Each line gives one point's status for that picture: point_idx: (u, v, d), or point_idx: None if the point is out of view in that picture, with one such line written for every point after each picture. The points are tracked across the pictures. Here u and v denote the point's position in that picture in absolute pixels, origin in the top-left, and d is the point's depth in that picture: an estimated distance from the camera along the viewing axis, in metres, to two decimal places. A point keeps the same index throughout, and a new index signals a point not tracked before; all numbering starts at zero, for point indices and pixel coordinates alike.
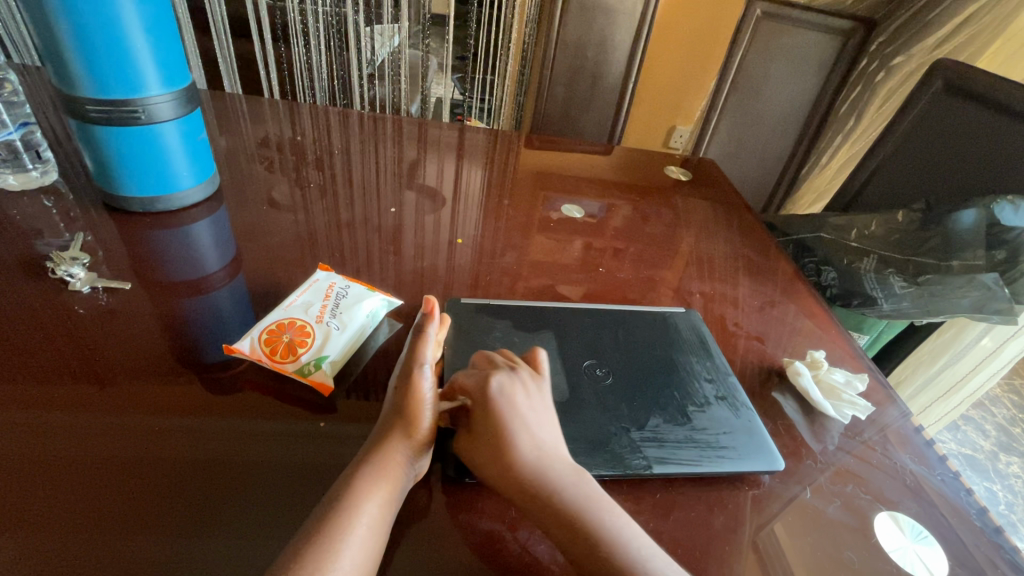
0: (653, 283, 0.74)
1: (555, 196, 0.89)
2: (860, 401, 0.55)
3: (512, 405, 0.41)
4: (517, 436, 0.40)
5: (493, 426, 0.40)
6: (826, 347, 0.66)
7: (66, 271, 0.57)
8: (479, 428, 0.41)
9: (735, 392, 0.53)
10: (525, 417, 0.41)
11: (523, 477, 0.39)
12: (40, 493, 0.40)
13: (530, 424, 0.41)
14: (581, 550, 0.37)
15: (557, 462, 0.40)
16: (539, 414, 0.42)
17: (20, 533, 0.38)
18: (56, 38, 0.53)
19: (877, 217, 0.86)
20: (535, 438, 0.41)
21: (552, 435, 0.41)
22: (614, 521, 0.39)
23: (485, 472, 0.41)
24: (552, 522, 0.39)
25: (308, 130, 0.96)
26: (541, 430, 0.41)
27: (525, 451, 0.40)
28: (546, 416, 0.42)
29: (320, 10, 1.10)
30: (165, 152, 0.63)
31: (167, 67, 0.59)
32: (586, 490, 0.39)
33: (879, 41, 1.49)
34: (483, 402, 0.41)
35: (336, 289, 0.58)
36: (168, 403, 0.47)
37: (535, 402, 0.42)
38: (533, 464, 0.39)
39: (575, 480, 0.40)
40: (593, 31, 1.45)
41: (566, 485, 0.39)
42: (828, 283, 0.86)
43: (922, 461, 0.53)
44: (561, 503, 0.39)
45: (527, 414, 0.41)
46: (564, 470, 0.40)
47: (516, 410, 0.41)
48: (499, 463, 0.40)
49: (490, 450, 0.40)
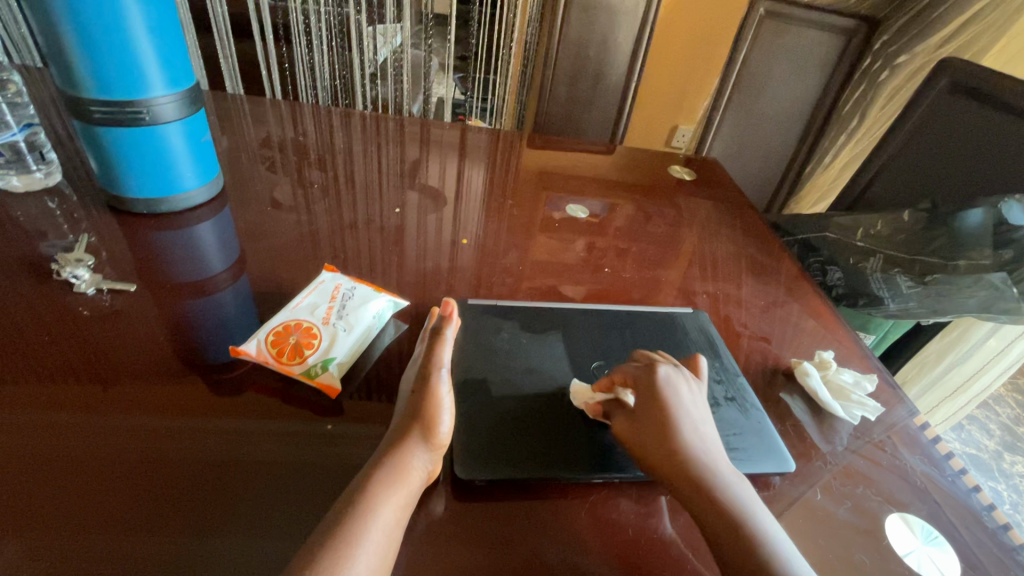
0: (658, 283, 0.73)
1: (559, 196, 0.89)
2: (869, 402, 0.54)
3: (677, 395, 0.45)
4: (682, 421, 0.44)
5: (662, 411, 0.44)
6: (832, 347, 0.66)
7: (71, 273, 0.57)
8: (644, 412, 0.45)
9: (744, 393, 0.53)
10: (688, 407, 0.45)
11: (685, 460, 0.42)
12: (47, 496, 0.40)
13: (693, 415, 0.45)
14: (732, 536, 0.39)
15: (717, 453, 0.43)
16: (700, 409, 0.46)
17: (26, 536, 0.37)
18: (60, 39, 0.53)
19: (883, 217, 0.86)
20: (696, 427, 0.44)
21: (710, 429, 0.45)
22: (759, 515, 0.40)
23: (647, 453, 0.43)
24: (703, 506, 0.40)
25: (310, 130, 0.96)
26: (702, 422, 0.44)
27: (689, 437, 0.43)
28: (705, 412, 0.46)
29: (323, 10, 1.10)
30: (169, 152, 0.62)
31: (172, 68, 0.59)
32: (739, 483, 0.41)
33: (883, 40, 1.48)
34: (653, 388, 0.45)
35: (342, 290, 0.58)
36: (176, 404, 0.47)
37: (695, 398, 0.46)
38: (697, 450, 0.42)
39: (734, 473, 0.42)
40: (595, 31, 1.45)
41: (725, 474, 0.42)
42: (833, 283, 0.85)
43: (932, 462, 0.52)
44: (718, 489, 0.41)
45: (688, 402, 0.45)
46: (722, 462, 0.42)
47: (681, 400, 0.45)
48: (663, 445, 0.43)
49: (652, 431, 0.43)
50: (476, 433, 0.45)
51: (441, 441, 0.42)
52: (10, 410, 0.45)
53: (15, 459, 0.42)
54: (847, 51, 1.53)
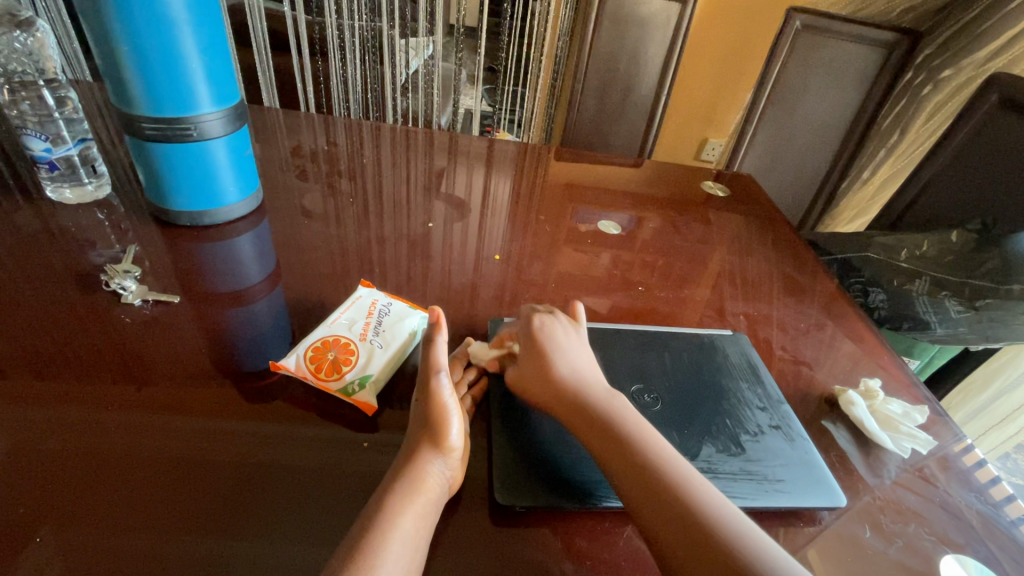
0: (689, 301, 0.72)
1: (588, 210, 0.88)
2: (920, 434, 0.52)
3: (552, 338, 0.50)
4: (556, 358, 0.48)
5: (537, 352, 0.49)
6: (876, 373, 0.63)
7: (119, 284, 0.58)
8: (525, 354, 0.49)
9: (790, 421, 0.51)
10: (563, 347, 0.50)
11: (564, 391, 0.46)
12: (74, 491, 0.41)
13: (568, 352, 0.49)
14: (591, 425, 0.44)
15: (592, 379, 0.47)
16: (578, 349, 0.50)
17: (54, 530, 0.38)
18: (117, 60, 0.55)
19: (928, 237, 0.84)
20: (572, 362, 0.48)
21: (588, 365, 0.49)
22: (642, 428, 0.43)
23: (530, 387, 0.48)
24: (586, 425, 0.44)
25: (342, 142, 0.98)
26: (578, 359, 0.49)
27: (566, 371, 0.47)
28: (583, 352, 0.50)
29: (357, 25, 1.12)
30: (214, 167, 0.64)
31: (219, 86, 0.60)
32: (617, 403, 0.45)
33: (926, 53, 1.44)
34: (529, 336, 0.51)
35: (379, 306, 0.58)
36: (207, 405, 0.48)
37: (573, 339, 0.51)
38: (570, 379, 0.47)
39: (608, 393, 0.46)
40: (625, 44, 1.44)
41: (601, 397, 0.45)
42: (876, 304, 0.80)
43: (987, 498, 0.50)
44: (593, 410, 0.44)
45: (564, 343, 0.50)
46: (600, 388, 0.46)
47: (554, 340, 0.50)
48: (541, 377, 0.47)
49: (534, 370, 0.48)
50: (514, 455, 0.45)
51: (453, 446, 0.42)
52: (44, 407, 0.46)
53: (43, 456, 0.43)
54: (886, 65, 1.48)
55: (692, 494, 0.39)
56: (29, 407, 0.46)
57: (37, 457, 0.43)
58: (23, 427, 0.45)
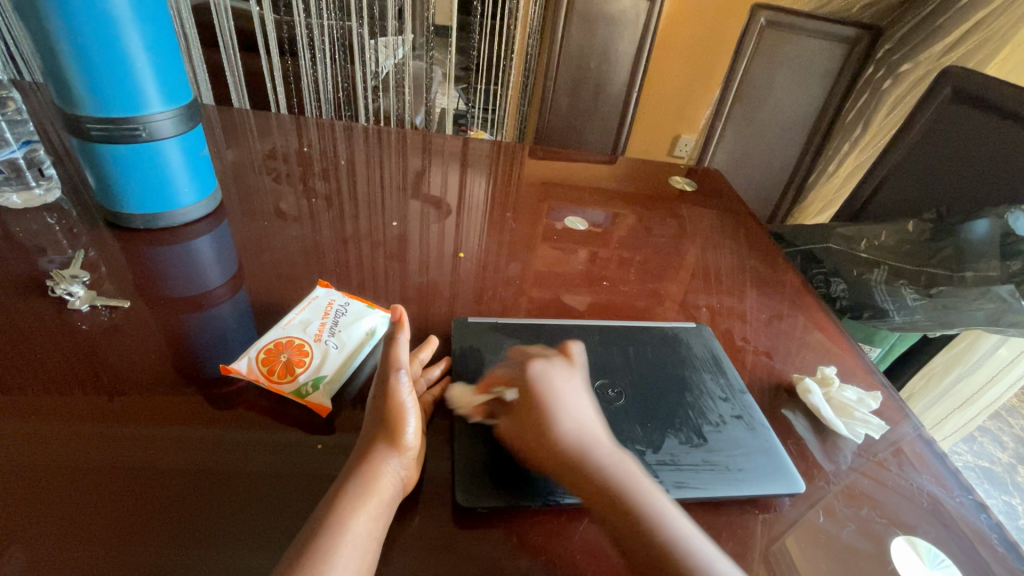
0: (659, 296, 0.72)
1: (561, 207, 0.88)
2: (873, 419, 0.53)
3: (551, 388, 0.46)
4: (557, 412, 0.44)
5: (537, 404, 0.45)
6: (837, 361, 0.64)
7: (66, 289, 0.56)
8: (522, 405, 0.46)
9: (751, 411, 0.52)
10: (564, 397, 0.46)
11: (566, 451, 0.42)
12: (37, 504, 0.40)
13: (569, 403, 0.45)
14: (605, 497, 0.40)
15: (597, 438, 0.43)
16: (577, 397, 0.46)
17: (18, 544, 0.37)
18: (57, 59, 0.54)
19: (888, 227, 0.85)
20: (574, 414, 0.45)
21: (591, 416, 0.45)
22: (657, 499, 0.40)
23: (526, 441, 0.44)
24: (589, 491, 0.40)
25: (313, 142, 0.97)
26: (578, 409, 0.45)
27: (569, 424, 0.44)
28: (585, 400, 0.47)
29: (326, 24, 1.11)
30: (167, 168, 0.63)
31: (169, 85, 0.59)
32: (623, 464, 0.42)
33: (885, 49, 1.49)
34: (525, 384, 0.47)
35: (336, 307, 0.57)
36: (167, 412, 0.47)
37: (572, 386, 0.47)
38: (571, 437, 0.43)
39: (615, 455, 0.42)
40: (595, 41, 1.45)
41: (605, 458, 0.42)
42: (837, 294, 0.85)
43: (940, 482, 0.51)
44: (603, 473, 0.41)
45: (563, 391, 0.46)
46: (604, 447, 0.43)
47: (554, 391, 0.46)
48: (539, 433, 0.44)
49: (533, 423, 0.44)
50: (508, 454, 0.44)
51: (409, 444, 0.42)
52: (9, 417, 0.45)
53: (9, 468, 0.42)
54: (849, 60, 1.50)
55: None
56: None
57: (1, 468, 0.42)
58: None
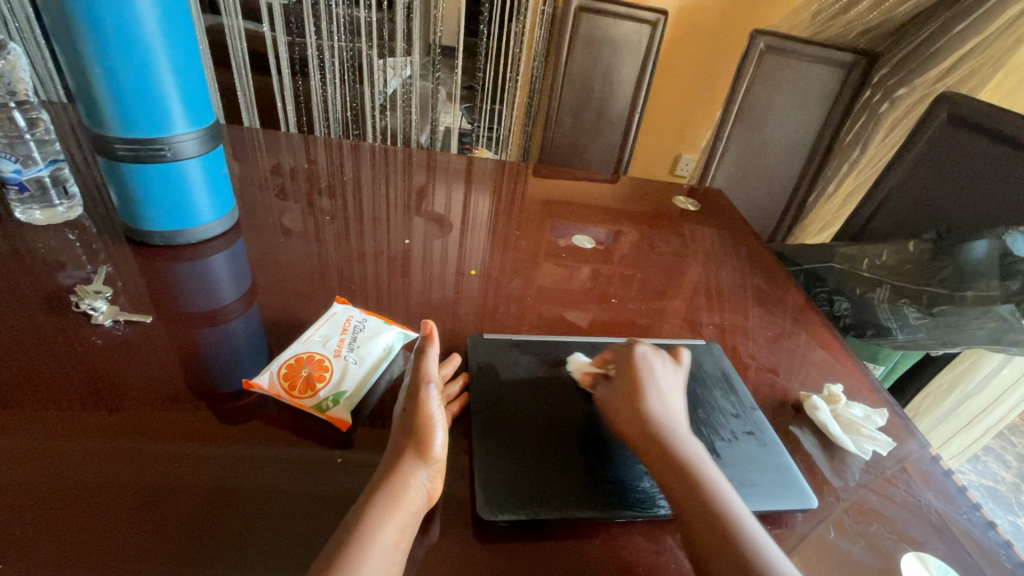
0: (664, 313, 0.73)
1: (565, 225, 0.90)
2: (880, 437, 0.54)
3: (650, 371, 0.50)
4: (651, 397, 0.48)
5: (634, 383, 0.49)
6: (842, 379, 0.65)
7: (89, 304, 0.57)
8: (621, 380, 0.50)
9: (763, 427, 0.53)
10: (658, 381, 0.50)
11: (648, 427, 0.46)
12: (42, 522, 0.40)
13: (663, 389, 0.49)
14: (672, 470, 0.44)
15: (677, 422, 0.47)
16: (673, 388, 0.50)
17: (22, 562, 0.38)
18: (89, 83, 0.56)
19: (888, 247, 0.87)
20: (665, 403, 0.48)
21: (676, 403, 0.49)
22: (719, 483, 0.43)
23: (617, 415, 0.48)
24: (663, 465, 0.44)
25: (321, 159, 0.99)
26: (671, 400, 0.49)
27: (654, 404, 0.48)
28: (676, 389, 0.50)
29: (337, 45, 1.14)
30: (188, 187, 0.65)
31: (194, 108, 0.61)
32: (694, 447, 0.45)
33: (882, 73, 1.53)
34: (626, 364, 0.51)
35: (353, 323, 0.58)
36: (184, 429, 0.48)
37: (668, 374, 0.51)
38: (662, 422, 0.46)
39: (689, 439, 0.46)
40: (598, 64, 1.48)
41: (686, 445, 0.45)
42: (841, 313, 0.86)
43: (946, 498, 0.52)
44: (674, 450, 0.45)
45: (660, 377, 0.50)
46: (687, 437, 0.46)
47: (652, 374, 0.50)
48: (631, 409, 0.48)
49: (625, 398, 0.49)
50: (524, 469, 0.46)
51: (435, 456, 0.42)
52: (30, 434, 0.46)
53: (32, 484, 0.42)
54: (846, 84, 1.53)
55: (759, 552, 0.40)
56: (10, 432, 0.46)
57: (24, 484, 0.42)
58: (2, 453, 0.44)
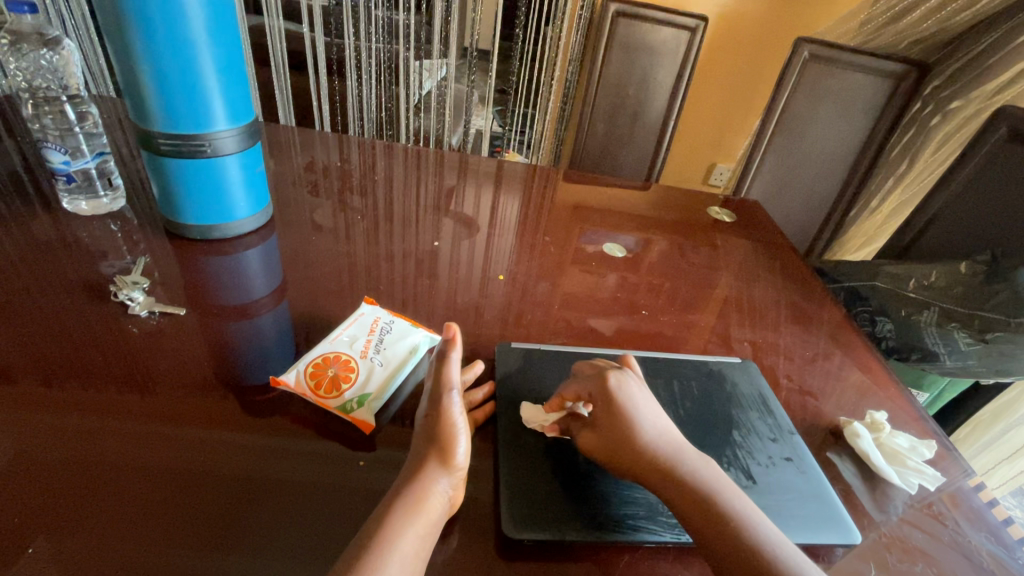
0: (694, 326, 0.71)
1: (595, 232, 0.89)
2: (927, 469, 0.51)
3: (628, 398, 0.46)
4: (641, 423, 0.45)
5: (620, 415, 0.45)
6: (884, 406, 0.62)
7: (127, 295, 0.59)
8: (600, 416, 0.46)
9: (803, 453, 0.51)
10: (642, 407, 0.46)
11: (654, 457, 0.43)
12: (70, 497, 0.41)
13: (648, 415, 0.46)
14: (692, 503, 0.42)
15: (680, 446, 0.45)
16: (652, 408, 0.47)
17: (48, 539, 0.38)
18: (137, 79, 0.57)
19: (938, 267, 0.82)
20: (656, 426, 0.45)
21: (666, 422, 0.46)
22: (743, 505, 0.42)
23: (611, 449, 0.45)
24: (684, 499, 0.42)
25: (354, 158, 1.00)
26: (658, 418, 0.46)
27: (649, 432, 0.45)
28: (658, 410, 0.47)
29: (374, 46, 1.16)
30: (226, 183, 0.66)
31: (235, 105, 0.62)
32: (709, 473, 0.43)
33: (935, 84, 1.45)
34: (602, 395, 0.46)
35: (381, 324, 0.58)
36: (210, 416, 0.48)
37: (644, 394, 0.48)
38: (664, 447, 0.44)
39: (703, 465, 0.44)
40: (635, 70, 1.46)
41: (695, 467, 0.43)
42: (884, 334, 0.83)
43: (1000, 540, 0.48)
44: (689, 480, 0.43)
45: (640, 402, 0.46)
46: (692, 455, 0.44)
47: (631, 401, 0.46)
48: (626, 444, 0.44)
49: (615, 431, 0.45)
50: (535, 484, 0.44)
51: (458, 465, 0.42)
52: (65, 411, 0.47)
53: (63, 460, 0.43)
54: (895, 95, 1.47)
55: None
56: (43, 410, 0.47)
57: (56, 459, 0.43)
58: (38, 429, 0.45)
